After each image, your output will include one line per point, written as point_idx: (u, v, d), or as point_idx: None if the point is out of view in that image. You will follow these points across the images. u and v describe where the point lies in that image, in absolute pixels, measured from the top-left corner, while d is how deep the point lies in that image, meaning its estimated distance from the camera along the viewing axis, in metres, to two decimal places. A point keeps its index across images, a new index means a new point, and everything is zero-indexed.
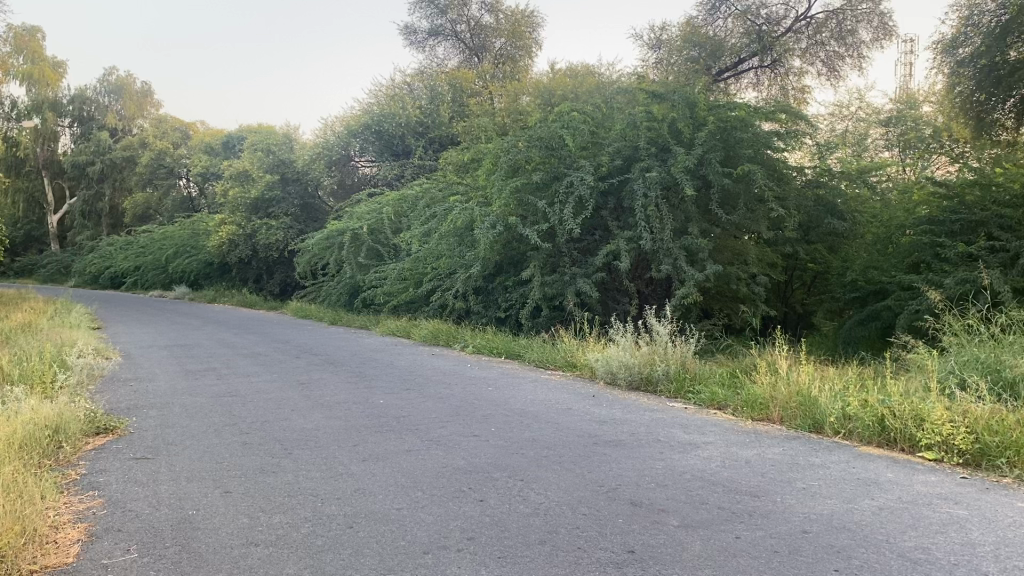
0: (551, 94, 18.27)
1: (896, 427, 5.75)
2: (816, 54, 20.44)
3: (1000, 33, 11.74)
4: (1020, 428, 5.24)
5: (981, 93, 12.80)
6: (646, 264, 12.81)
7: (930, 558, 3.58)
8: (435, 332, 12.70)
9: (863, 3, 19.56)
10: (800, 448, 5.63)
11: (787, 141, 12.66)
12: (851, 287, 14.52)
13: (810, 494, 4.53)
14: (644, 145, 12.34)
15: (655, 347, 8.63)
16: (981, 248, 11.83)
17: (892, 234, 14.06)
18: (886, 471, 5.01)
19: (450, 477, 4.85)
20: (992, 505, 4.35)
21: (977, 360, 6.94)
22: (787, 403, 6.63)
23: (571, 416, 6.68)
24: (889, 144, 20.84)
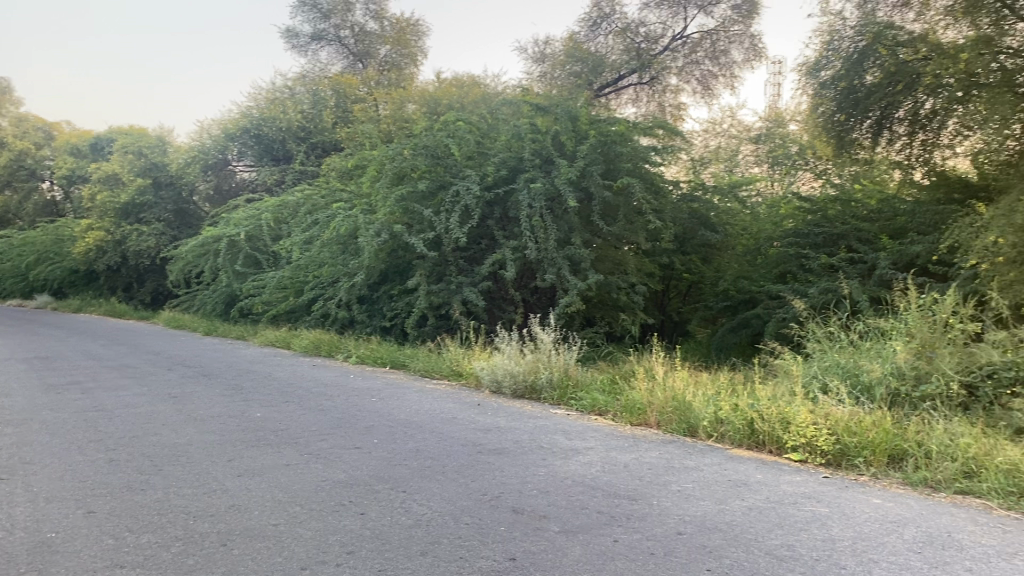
0: (436, 102, 18.19)
1: (764, 430, 6.00)
2: (691, 73, 21.21)
3: (857, 59, 12.61)
4: (877, 429, 5.62)
5: (840, 114, 13.30)
6: (531, 273, 12.97)
7: (795, 554, 3.75)
8: (316, 342, 12.43)
9: (736, 25, 20.39)
10: (676, 451, 5.82)
11: (663, 156, 13.22)
12: (724, 296, 15.15)
13: (685, 496, 4.68)
14: (529, 156, 12.45)
15: (539, 355, 8.72)
16: (841, 261, 12.61)
17: (761, 246, 14.78)
18: (755, 473, 5.24)
19: (330, 491, 4.75)
20: (851, 502, 4.62)
21: (838, 365, 7.38)
22: (663, 407, 6.82)
23: (456, 425, 6.66)
24: (759, 160, 21.84)
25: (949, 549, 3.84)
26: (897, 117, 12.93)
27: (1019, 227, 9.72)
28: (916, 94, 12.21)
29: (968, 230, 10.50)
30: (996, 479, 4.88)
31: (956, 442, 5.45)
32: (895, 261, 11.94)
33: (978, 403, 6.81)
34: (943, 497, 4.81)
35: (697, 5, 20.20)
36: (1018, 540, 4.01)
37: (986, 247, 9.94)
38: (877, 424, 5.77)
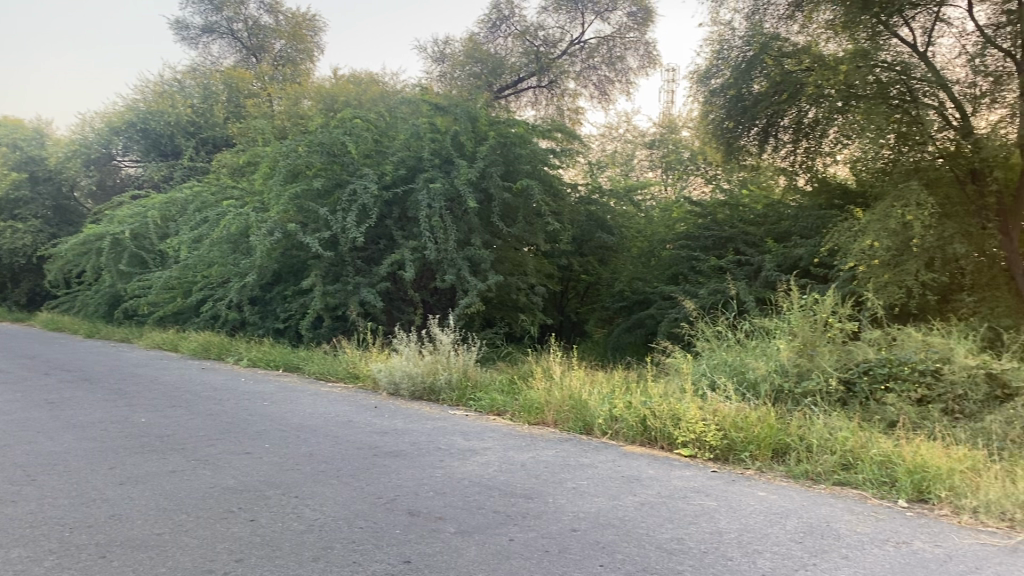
0: (333, 100, 17.86)
1: (656, 426, 6.15)
2: (588, 78, 21.55)
3: (745, 68, 12.99)
4: (761, 425, 5.85)
5: (729, 121, 13.77)
6: (429, 274, 12.92)
7: (683, 547, 3.86)
8: (206, 345, 12.02)
9: (631, 32, 20.86)
10: (572, 449, 5.90)
11: (561, 158, 13.52)
12: (619, 296, 15.45)
13: (579, 493, 4.75)
14: (428, 156, 12.34)
15: (437, 355, 8.68)
16: (729, 263, 13.06)
17: (655, 248, 15.18)
18: (647, 468, 5.36)
19: (218, 498, 4.60)
20: (737, 495, 4.78)
21: (726, 362, 7.62)
22: (560, 407, 6.89)
23: (352, 428, 6.56)
24: (653, 165, 22.40)
25: (826, 538, 4.02)
26: (781, 125, 13.45)
27: (893, 232, 10.30)
28: (800, 103, 12.69)
29: (847, 234, 11.05)
30: (870, 470, 5.16)
31: (834, 435, 5.74)
32: (780, 263, 12.48)
33: (855, 398, 7.18)
34: (823, 488, 5.05)
35: (594, 11, 20.57)
36: (889, 527, 4.24)
37: (862, 251, 10.50)
38: (762, 419, 6.00)
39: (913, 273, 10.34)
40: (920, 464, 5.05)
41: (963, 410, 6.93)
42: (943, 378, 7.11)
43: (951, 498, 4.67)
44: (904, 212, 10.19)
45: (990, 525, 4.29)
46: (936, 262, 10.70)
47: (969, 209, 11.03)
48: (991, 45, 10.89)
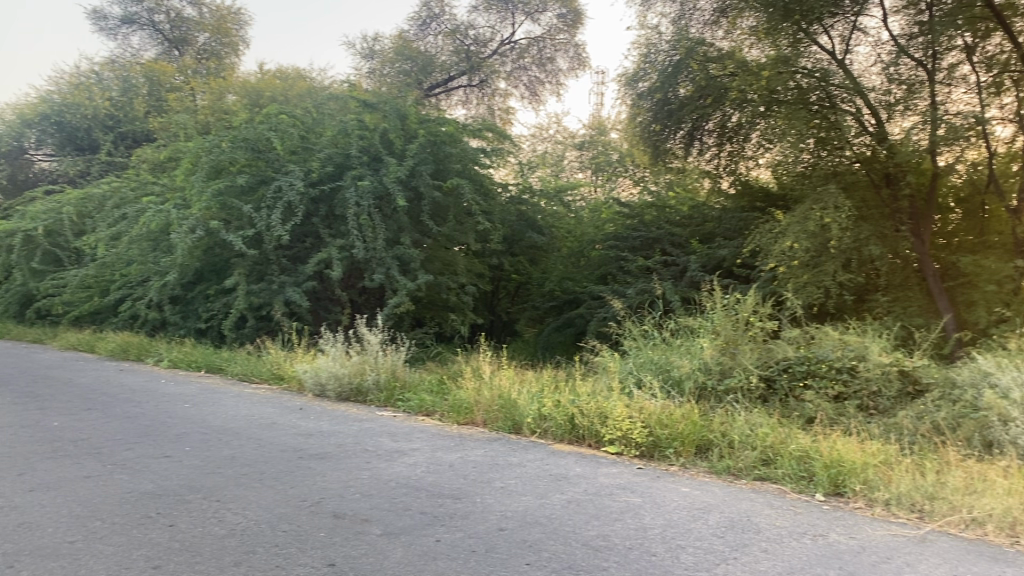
0: (259, 95, 17.50)
1: (584, 425, 6.20)
2: (519, 78, 21.57)
3: (671, 72, 13.20)
4: (685, 422, 5.97)
5: (656, 124, 13.94)
6: (357, 274, 12.78)
7: (608, 544, 3.90)
8: (125, 345, 11.65)
9: (561, 34, 21.04)
10: (499, 449, 5.90)
11: (491, 158, 13.54)
12: (549, 296, 15.55)
13: (507, 492, 4.75)
14: (356, 153, 12.18)
15: (365, 356, 8.59)
16: (657, 263, 13.29)
17: (585, 248, 15.37)
18: (575, 466, 5.40)
19: (135, 503, 4.46)
20: (662, 491, 4.86)
21: (652, 361, 7.74)
22: (490, 406, 6.89)
23: (276, 430, 6.43)
24: (584, 166, 22.22)
25: (747, 532, 4.12)
26: (706, 129, 13.57)
27: (812, 233, 10.64)
28: (724, 108, 12.88)
29: (768, 236, 11.35)
30: (789, 465, 5.30)
31: (755, 432, 5.90)
32: (704, 263, 12.76)
33: (775, 395, 7.37)
34: (744, 483, 5.16)
35: (524, 12, 20.66)
36: (807, 520, 4.36)
37: (783, 251, 10.83)
38: (686, 416, 6.13)
39: (831, 274, 10.78)
40: (836, 459, 5.21)
41: (877, 406, 7.18)
42: (858, 375, 7.35)
43: (865, 491, 4.84)
44: (823, 214, 10.53)
45: (901, 517, 4.46)
46: (852, 263, 11.13)
47: (885, 213, 11.58)
48: (905, 55, 11.27)
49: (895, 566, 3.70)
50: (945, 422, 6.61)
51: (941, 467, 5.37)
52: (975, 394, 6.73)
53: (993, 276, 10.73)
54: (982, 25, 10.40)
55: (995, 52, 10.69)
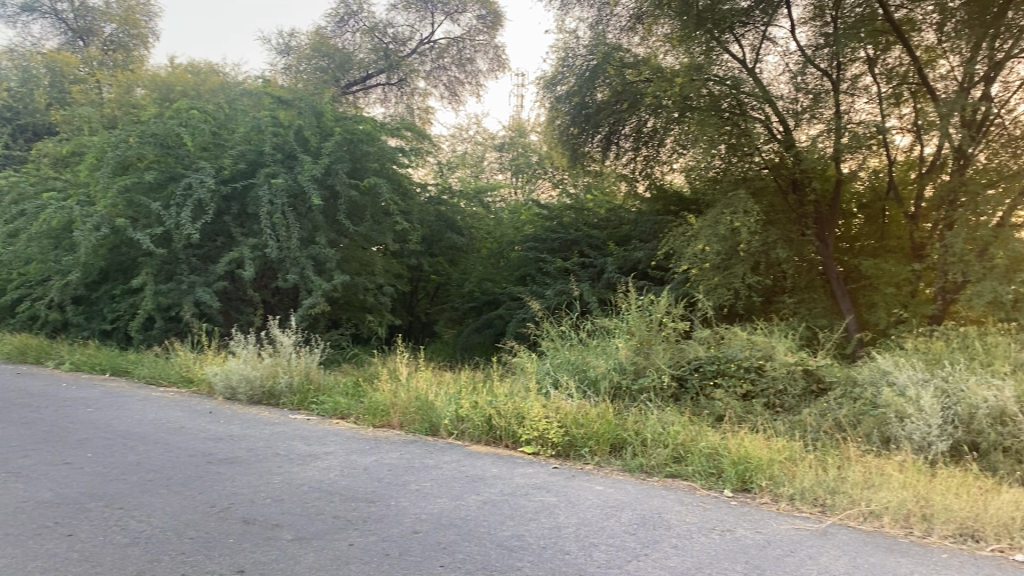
0: (169, 89, 16.98)
1: (501, 426, 6.21)
2: (439, 78, 21.39)
3: (589, 76, 13.41)
4: (601, 421, 6.06)
5: (574, 128, 14.09)
6: (271, 274, 12.53)
7: (523, 544, 3.92)
8: (22, 347, 11.13)
9: (481, 35, 21.10)
10: (415, 451, 5.87)
11: (410, 157, 13.54)
12: (468, 297, 15.55)
13: (423, 495, 4.73)
14: (270, 151, 11.91)
15: (278, 359, 8.43)
16: (574, 264, 13.46)
17: (504, 249, 15.41)
18: (491, 467, 5.41)
19: (32, 513, 4.27)
20: (576, 490, 4.92)
21: (568, 361, 7.82)
22: (406, 408, 6.85)
23: (184, 435, 6.24)
24: (503, 167, 22.52)
25: (658, 529, 4.20)
26: (623, 133, 13.87)
27: (723, 237, 10.92)
28: (640, 113, 13.18)
29: (681, 239, 11.62)
30: (700, 462, 5.44)
31: (668, 430, 6.03)
32: (621, 266, 12.98)
33: (687, 393, 7.56)
34: (656, 480, 5.27)
35: (444, 11, 20.61)
36: (716, 516, 4.48)
37: (695, 255, 11.10)
38: (601, 416, 6.21)
39: (740, 276, 11.10)
40: (743, 456, 5.36)
41: (783, 404, 7.42)
42: (766, 374, 7.59)
43: (770, 486, 4.99)
44: (733, 218, 10.82)
45: (805, 510, 4.62)
46: (761, 265, 11.51)
47: (792, 217, 11.99)
48: (811, 65, 11.66)
49: (798, 559, 3.83)
50: (846, 419, 6.88)
51: (842, 462, 5.59)
52: (874, 392, 7.01)
53: (892, 279, 11.20)
54: (883, 38, 10.99)
55: (895, 64, 11.17)
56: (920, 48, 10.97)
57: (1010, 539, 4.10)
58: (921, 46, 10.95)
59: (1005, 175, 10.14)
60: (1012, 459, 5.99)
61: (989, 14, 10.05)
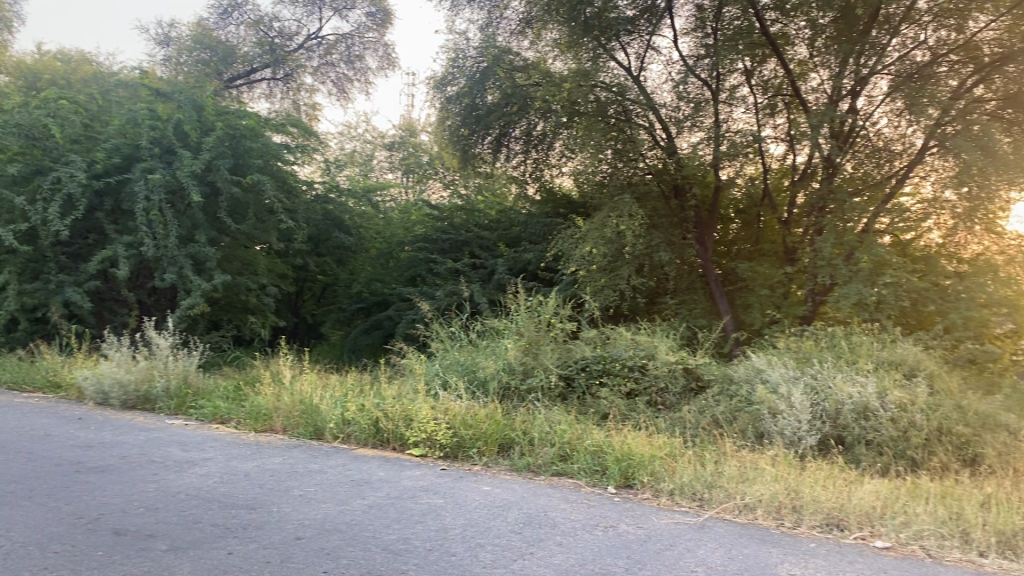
0: (36, 77, 15.97)
1: (388, 428, 6.14)
2: (326, 75, 20.78)
3: (479, 78, 13.44)
4: (489, 422, 6.09)
5: (465, 129, 14.01)
6: (147, 273, 12.01)
7: (409, 547, 3.89)
8: None
9: (370, 33, 20.84)
10: (299, 455, 5.74)
11: (296, 154, 13.27)
12: (356, 298, 15.34)
13: (305, 501, 4.63)
14: (146, 145, 11.37)
15: (154, 362, 8.08)
16: (465, 265, 13.50)
17: (393, 249, 15.29)
18: (377, 471, 5.34)
19: None
20: (462, 491, 4.92)
21: (457, 363, 7.80)
22: (290, 412, 6.69)
23: (50, 443, 5.90)
24: (392, 166, 22.23)
25: (543, 527, 4.25)
26: (513, 135, 13.91)
27: (609, 240, 11.17)
28: (529, 116, 13.22)
29: (570, 241, 11.84)
30: (585, 460, 5.54)
31: (554, 429, 6.12)
32: (510, 267, 13.12)
33: (573, 393, 7.70)
34: (542, 479, 5.33)
35: (332, 7, 20.22)
36: (599, 513, 4.57)
37: (582, 257, 11.31)
38: (490, 416, 6.25)
39: (625, 278, 11.43)
40: (626, 453, 5.49)
41: (665, 401, 7.67)
42: (648, 373, 7.85)
43: (652, 482, 5.13)
44: (619, 222, 11.05)
45: (684, 505, 4.78)
46: (645, 267, 11.91)
47: (674, 221, 12.35)
48: (692, 74, 11.81)
49: (677, 553, 3.94)
50: (723, 416, 7.14)
51: (719, 457, 5.80)
52: (749, 389, 7.29)
53: (766, 281, 11.80)
54: (759, 51, 11.47)
55: (770, 76, 11.68)
56: (793, 62, 11.52)
57: (871, 527, 4.35)
58: (794, 60, 11.52)
59: (870, 184, 10.99)
60: (874, 451, 6.37)
61: (855, 31, 10.83)
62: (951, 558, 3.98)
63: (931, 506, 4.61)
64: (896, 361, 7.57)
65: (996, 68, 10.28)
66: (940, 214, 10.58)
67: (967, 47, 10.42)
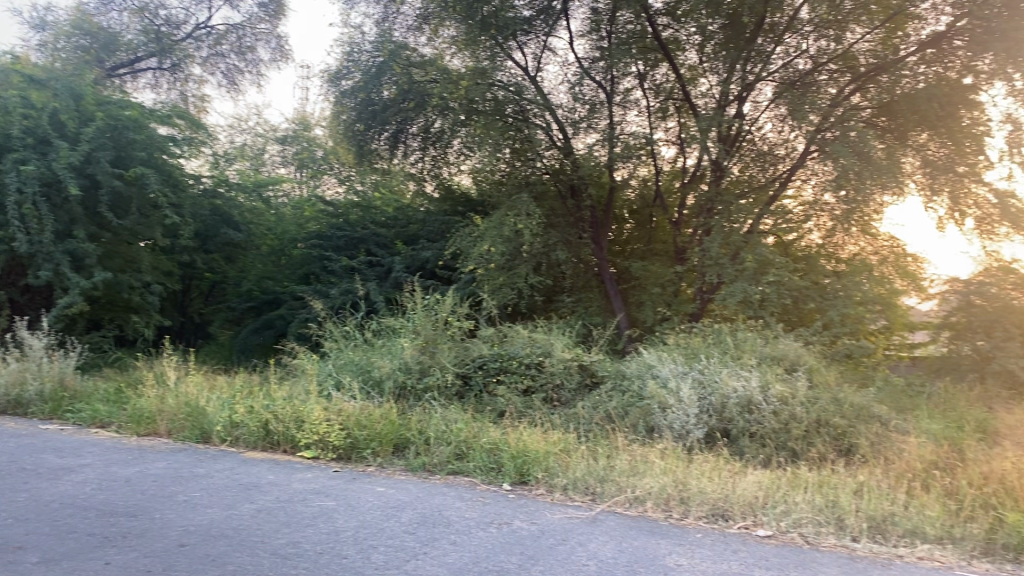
0: None
1: (279, 431, 5.99)
2: (216, 65, 19.97)
3: (374, 73, 13.23)
4: (384, 423, 6.02)
5: (360, 124, 13.69)
6: (21, 270, 11.37)
7: (298, 551, 3.81)
8: None
9: (262, 24, 20.25)
10: (184, 460, 5.54)
11: (182, 147, 12.78)
12: (246, 297, 14.93)
13: (190, 506, 4.47)
14: (18, 135, 10.72)
15: (26, 365, 7.64)
16: (360, 263, 13.33)
17: (285, 246, 14.95)
18: (267, 474, 5.21)
19: None
20: (355, 493, 4.84)
21: (351, 363, 7.69)
22: (175, 415, 6.45)
23: None
24: (285, 161, 21.57)
25: (438, 526, 4.23)
26: (411, 132, 13.70)
27: (507, 238, 11.23)
28: (426, 113, 13.10)
29: (467, 239, 11.84)
30: (481, 458, 5.54)
31: (449, 428, 6.11)
32: (407, 265, 13.05)
33: (470, 391, 7.73)
34: (437, 478, 5.32)
35: None
36: (493, 510, 4.59)
37: (480, 255, 11.33)
38: (385, 416, 6.19)
39: (523, 277, 11.54)
40: (521, 450, 5.53)
41: (560, 398, 7.78)
42: (544, 370, 7.95)
43: (546, 478, 5.19)
44: (516, 221, 11.15)
45: (577, 499, 4.85)
46: (542, 266, 12.06)
47: (570, 221, 12.51)
48: (588, 77, 12.02)
49: (569, 547, 4.00)
50: (616, 411, 7.29)
51: (611, 451, 5.91)
52: (640, 384, 7.46)
53: (658, 280, 12.08)
54: (652, 56, 11.75)
55: (662, 81, 11.98)
56: (684, 67, 11.80)
57: (754, 516, 4.52)
58: (686, 65, 11.79)
59: (756, 186, 11.48)
60: (758, 443, 6.61)
61: (742, 38, 11.18)
62: (827, 543, 4.19)
63: (809, 495, 4.82)
64: (778, 356, 7.89)
65: (870, 78, 10.85)
66: (819, 216, 11.09)
67: (845, 57, 10.92)
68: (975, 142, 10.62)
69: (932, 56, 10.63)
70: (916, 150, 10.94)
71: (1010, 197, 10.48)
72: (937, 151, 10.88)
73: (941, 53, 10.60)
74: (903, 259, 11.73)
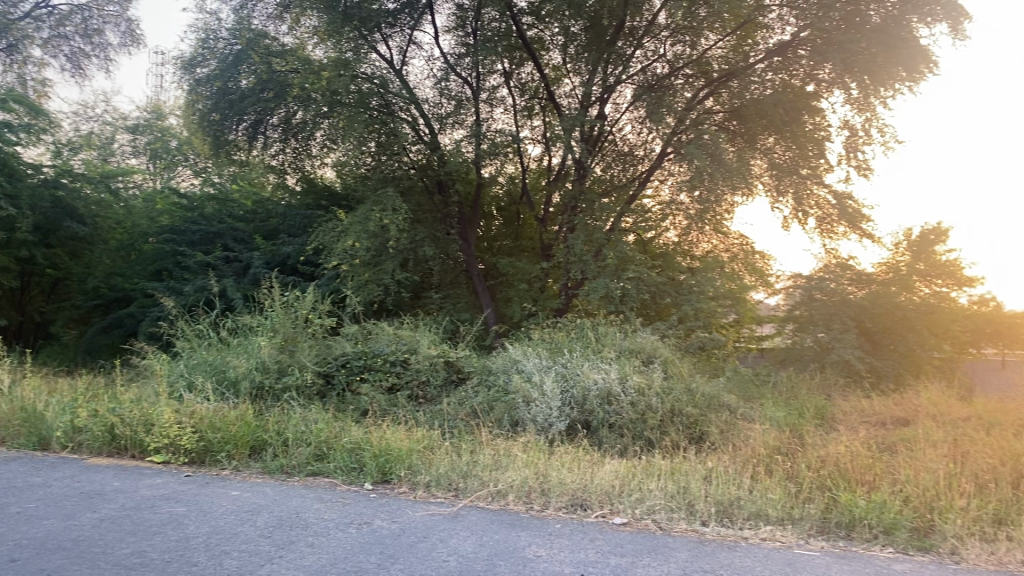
0: None
1: (126, 435, 5.69)
2: (58, 48, 18.65)
3: (232, 61, 12.81)
4: (240, 424, 5.82)
5: (215, 114, 13.15)
6: None
7: (144, 561, 3.64)
8: None
9: (110, 6, 19.09)
10: (18, 469, 5.17)
11: (18, 134, 12.02)
12: (92, 295, 14.11)
13: (24, 518, 4.18)
14: None
15: None
16: (217, 259, 12.89)
17: (135, 241, 14.23)
18: (112, 480, 4.94)
19: None
20: (208, 497, 4.67)
21: (205, 363, 7.39)
22: (9, 422, 6.03)
23: None
24: (136, 152, 20.46)
25: (295, 529, 4.14)
26: (271, 123, 13.28)
27: (372, 233, 11.07)
28: (286, 104, 12.76)
29: (331, 234, 11.61)
30: (341, 458, 5.45)
31: (309, 429, 5.97)
32: (268, 261, 12.71)
33: (333, 390, 7.60)
34: (296, 480, 5.20)
35: None
36: (354, 511, 4.52)
37: (345, 250, 11.10)
38: (240, 418, 5.98)
39: (389, 273, 11.45)
40: (384, 448, 5.47)
41: (425, 394, 7.77)
42: (409, 367, 7.92)
43: (408, 476, 5.16)
44: (382, 216, 11.03)
45: (439, 496, 4.84)
46: (409, 262, 11.97)
47: (437, 216, 12.49)
48: (454, 72, 12.19)
49: (430, 544, 3.99)
50: (480, 406, 7.34)
51: (473, 447, 5.95)
52: (505, 380, 7.53)
53: (523, 276, 12.18)
54: (517, 55, 11.92)
55: (527, 80, 12.20)
56: (548, 66, 12.11)
57: (610, 505, 4.66)
58: (549, 65, 12.11)
59: (616, 185, 11.76)
60: (616, 433, 6.82)
61: (603, 40, 11.41)
62: (678, 529, 4.36)
63: (661, 482, 5.00)
64: (635, 349, 8.15)
65: (723, 84, 11.36)
66: (675, 216, 11.34)
67: (699, 62, 11.40)
68: (816, 146, 11.36)
69: (779, 64, 11.15)
70: (764, 153, 11.52)
71: (847, 198, 11.35)
72: (783, 154, 11.51)
73: (787, 61, 11.12)
74: (751, 257, 12.42)
